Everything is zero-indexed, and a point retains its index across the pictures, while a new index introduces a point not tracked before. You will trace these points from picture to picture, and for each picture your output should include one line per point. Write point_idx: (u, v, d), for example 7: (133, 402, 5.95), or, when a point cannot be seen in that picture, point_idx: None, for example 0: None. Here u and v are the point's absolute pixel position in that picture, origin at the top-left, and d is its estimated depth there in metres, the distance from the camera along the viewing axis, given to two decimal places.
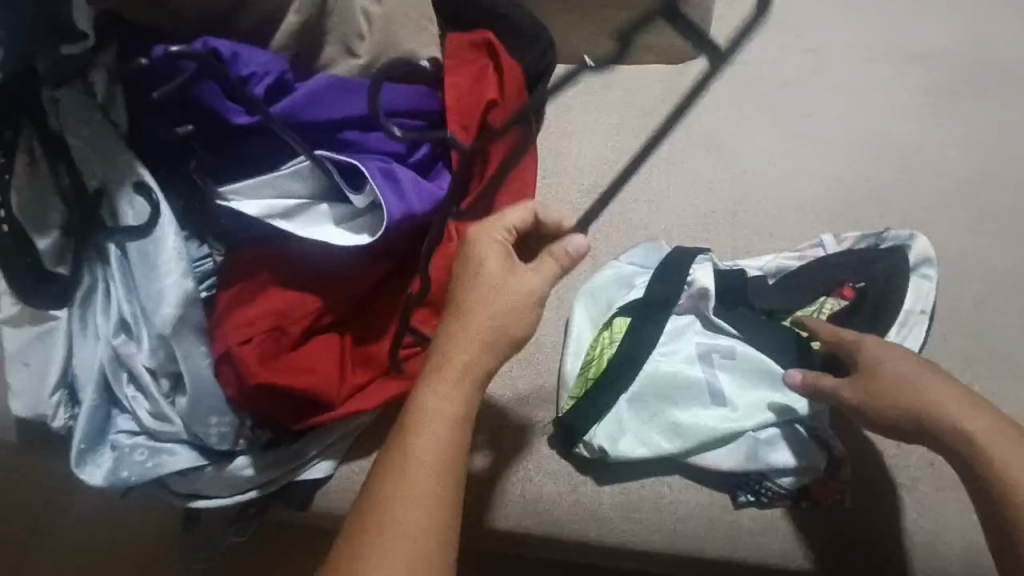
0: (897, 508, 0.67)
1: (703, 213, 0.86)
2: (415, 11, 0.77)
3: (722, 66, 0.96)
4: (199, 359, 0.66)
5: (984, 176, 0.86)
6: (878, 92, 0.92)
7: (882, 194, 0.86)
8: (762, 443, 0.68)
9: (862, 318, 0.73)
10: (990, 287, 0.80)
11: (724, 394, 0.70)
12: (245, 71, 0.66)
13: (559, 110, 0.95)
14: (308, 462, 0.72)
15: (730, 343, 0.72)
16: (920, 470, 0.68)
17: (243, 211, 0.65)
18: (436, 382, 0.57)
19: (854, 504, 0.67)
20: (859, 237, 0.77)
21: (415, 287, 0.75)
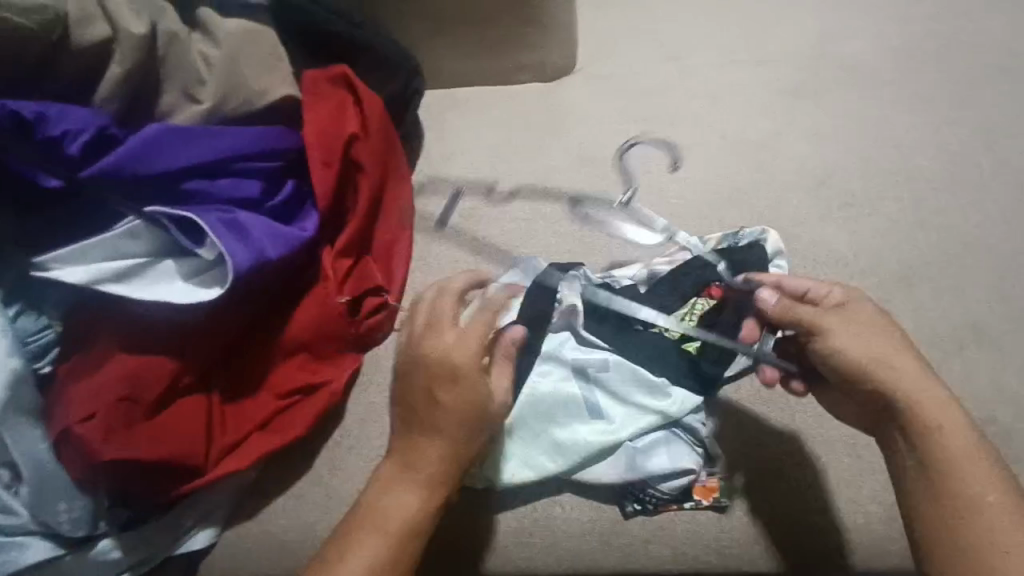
0: (780, 499, 0.68)
1: (580, 227, 0.87)
2: (257, 50, 0.74)
3: (589, 81, 0.99)
4: (35, 443, 0.61)
5: (844, 162, 0.90)
6: (735, 93, 0.96)
7: (755, 187, 0.88)
8: (642, 451, 0.69)
9: (730, 318, 0.75)
10: (859, 268, 0.82)
11: (600, 408, 0.71)
12: (57, 131, 0.62)
13: (433, 136, 0.95)
14: (186, 532, 0.68)
15: (603, 356, 0.73)
16: (797, 459, 0.69)
17: (68, 279, 0.61)
18: (401, 487, 0.62)
19: (737, 499, 0.68)
20: (720, 238, 0.82)
21: (288, 333, 0.74)
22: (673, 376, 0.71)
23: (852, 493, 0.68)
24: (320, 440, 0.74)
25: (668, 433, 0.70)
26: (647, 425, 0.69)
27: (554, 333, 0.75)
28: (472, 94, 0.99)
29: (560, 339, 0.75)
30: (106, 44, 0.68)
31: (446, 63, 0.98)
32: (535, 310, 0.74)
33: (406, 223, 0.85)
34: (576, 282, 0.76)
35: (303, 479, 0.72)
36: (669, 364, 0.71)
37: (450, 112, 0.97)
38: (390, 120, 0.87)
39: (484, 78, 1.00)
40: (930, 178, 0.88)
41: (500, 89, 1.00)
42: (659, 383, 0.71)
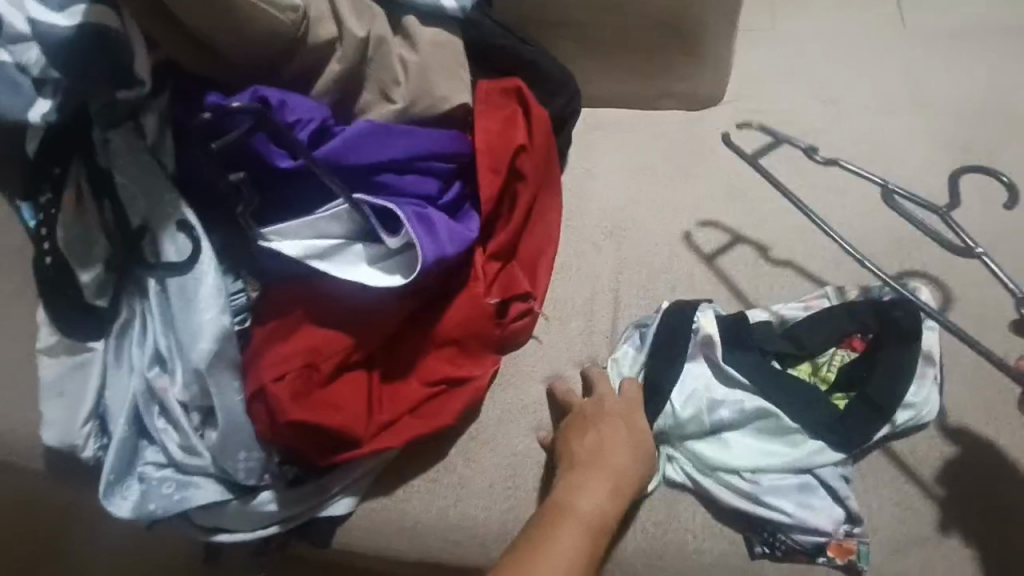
0: (923, 563, 0.67)
1: (725, 258, 0.87)
2: (446, 60, 0.80)
3: (738, 113, 0.99)
4: (231, 396, 0.67)
5: (1009, 221, 0.85)
6: (893, 138, 0.94)
7: (916, 240, 0.85)
8: (773, 489, 0.69)
9: (874, 379, 0.73)
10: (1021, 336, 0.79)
11: (732, 441, 0.72)
12: (292, 118, 0.69)
13: (581, 152, 0.97)
14: (331, 498, 0.72)
15: (741, 398, 0.73)
16: (942, 524, 0.68)
17: (284, 252, 0.67)
18: (590, 487, 0.66)
19: (877, 555, 0.68)
20: (860, 292, 0.79)
21: (443, 325, 0.77)
22: (811, 426, 0.71)
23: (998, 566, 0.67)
24: (460, 432, 0.78)
25: (804, 476, 0.70)
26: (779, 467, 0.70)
27: (690, 358, 0.76)
28: (618, 115, 1.01)
29: (698, 364, 0.75)
30: (331, 43, 0.73)
31: (602, 85, 1.00)
32: (670, 336, 0.76)
33: (556, 237, 0.88)
34: (709, 316, 0.77)
35: (439, 465, 0.76)
36: (811, 413, 0.72)
37: (596, 131, 1.00)
38: (551, 135, 0.90)
39: (637, 101, 1.01)
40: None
41: (647, 113, 1.01)
42: (794, 430, 0.71)
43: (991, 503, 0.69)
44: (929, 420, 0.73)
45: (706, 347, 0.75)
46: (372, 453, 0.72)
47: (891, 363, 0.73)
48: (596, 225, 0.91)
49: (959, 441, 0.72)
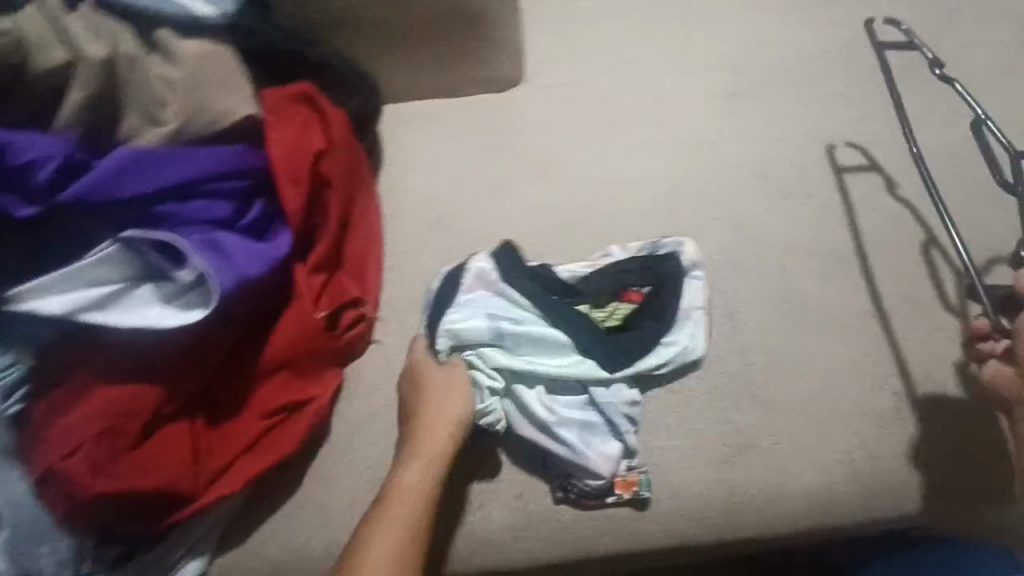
0: (750, 468, 0.75)
1: (546, 230, 0.90)
2: (220, 67, 0.73)
3: (541, 89, 1.02)
4: (13, 485, 0.59)
5: (788, 150, 0.94)
6: (681, 91, 1.00)
7: (708, 181, 0.93)
8: (562, 414, 0.76)
9: (642, 321, 0.82)
10: (815, 251, 0.87)
11: (519, 353, 0.78)
12: (25, 159, 0.63)
13: (394, 149, 0.97)
14: (173, 565, 0.67)
15: (522, 318, 0.80)
16: (762, 432, 0.76)
17: (47, 309, 0.60)
18: (412, 461, 0.71)
19: (713, 472, 0.75)
20: (641, 246, 0.87)
21: (269, 351, 0.73)
22: (583, 347, 0.79)
23: (809, 457, 0.76)
24: (311, 458, 0.74)
25: (589, 412, 0.77)
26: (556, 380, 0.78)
27: (470, 293, 0.81)
28: (425, 105, 1.01)
29: (481, 297, 0.81)
30: (66, 68, 0.69)
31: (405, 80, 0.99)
32: (450, 284, 0.82)
33: (378, 239, 0.87)
34: (483, 258, 0.83)
35: (293, 499, 0.72)
36: (584, 334, 0.79)
37: (406, 126, 0.99)
38: (355, 136, 0.87)
39: (442, 91, 1.02)
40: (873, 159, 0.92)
41: (453, 101, 1.02)
42: (561, 342, 0.79)
43: (796, 401, 0.78)
44: (701, 353, 0.80)
45: (485, 284, 0.82)
46: (209, 505, 0.67)
47: (663, 302, 0.83)
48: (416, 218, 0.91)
49: (764, 354, 0.80)
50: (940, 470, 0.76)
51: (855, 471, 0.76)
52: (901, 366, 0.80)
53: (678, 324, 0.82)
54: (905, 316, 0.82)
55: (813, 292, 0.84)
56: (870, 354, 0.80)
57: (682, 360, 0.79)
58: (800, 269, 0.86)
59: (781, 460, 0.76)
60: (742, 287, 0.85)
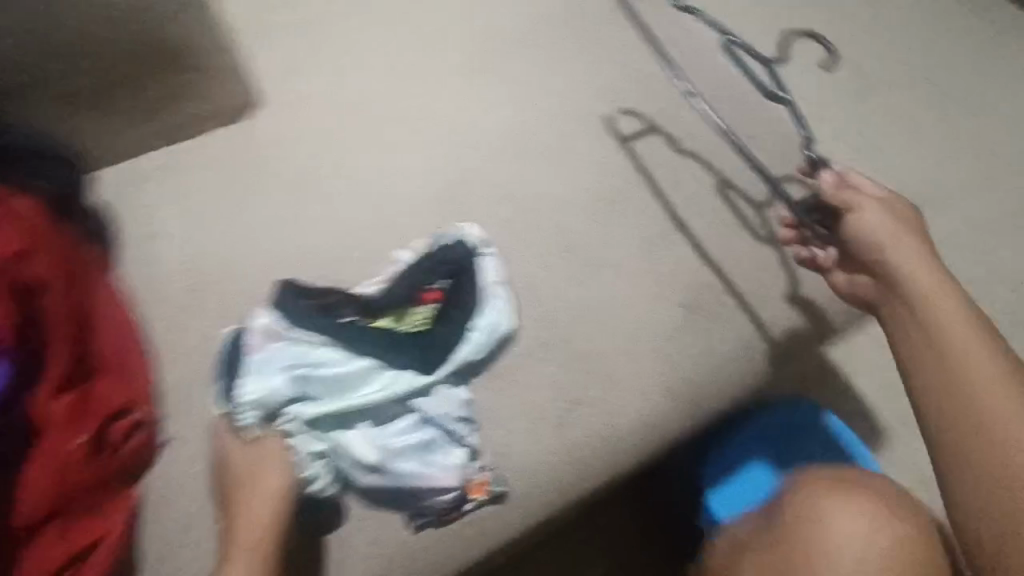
0: (586, 425, 0.78)
1: (327, 260, 0.85)
2: None
3: (286, 105, 0.93)
4: None
5: (550, 112, 0.95)
6: (434, 76, 0.97)
7: (481, 161, 0.92)
8: (393, 444, 0.73)
9: (449, 314, 0.79)
10: (593, 204, 0.91)
11: (329, 395, 0.74)
12: None
13: (131, 216, 0.84)
14: None
15: (319, 354, 0.74)
16: (588, 387, 0.79)
17: None
18: (235, 554, 0.67)
19: (553, 441, 0.77)
20: (425, 243, 0.86)
21: (21, 508, 0.62)
22: (391, 361, 0.75)
23: (635, 395, 0.80)
24: None
25: (423, 430, 0.74)
26: (375, 408, 0.74)
27: (257, 352, 0.74)
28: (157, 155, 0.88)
29: (268, 351, 0.74)
30: None
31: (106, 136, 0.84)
32: (235, 350, 0.76)
33: (132, 327, 0.75)
34: (265, 314, 0.77)
35: None
36: (389, 348, 0.75)
37: (139, 185, 0.86)
38: (60, 224, 0.75)
39: (168, 135, 0.87)
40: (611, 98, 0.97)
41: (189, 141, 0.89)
42: (367, 369, 0.75)
43: (605, 345, 0.82)
44: (508, 326, 0.80)
45: (268, 338, 0.75)
46: None
47: (460, 287, 0.81)
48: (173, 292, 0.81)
49: (565, 310, 0.84)
50: (734, 360, 0.84)
51: (670, 388, 0.81)
52: (682, 280, 0.87)
53: (483, 307, 0.81)
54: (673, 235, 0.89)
55: (591, 238, 0.88)
56: (655, 278, 0.87)
57: (492, 341, 0.79)
58: (575, 220, 0.89)
59: (608, 403, 0.80)
60: (529, 254, 0.87)
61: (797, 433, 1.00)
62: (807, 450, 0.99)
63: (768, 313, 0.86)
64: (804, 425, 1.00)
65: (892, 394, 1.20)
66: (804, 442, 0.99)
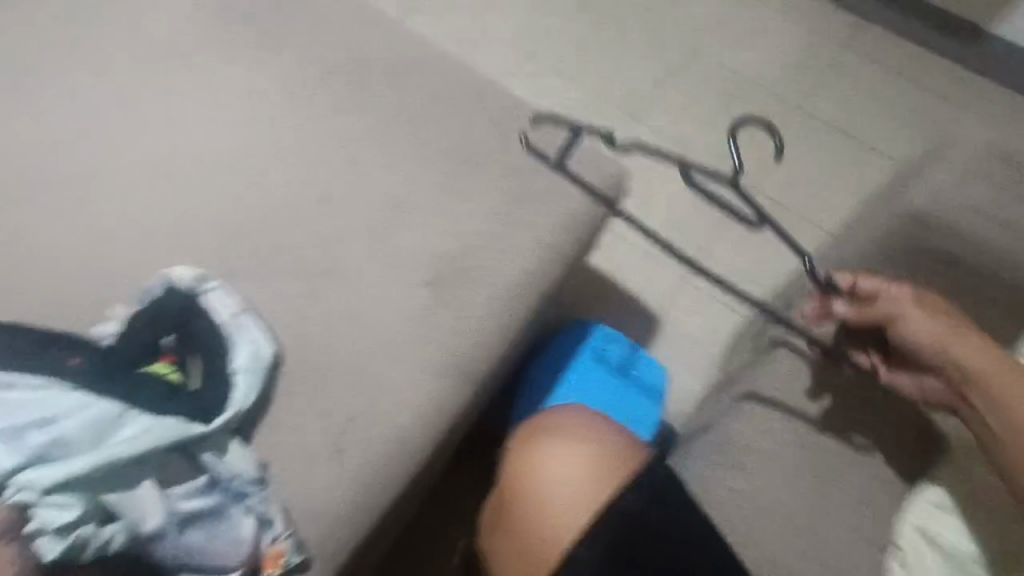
0: (372, 440, 0.75)
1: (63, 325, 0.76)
2: None
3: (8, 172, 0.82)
4: None
5: (324, 128, 0.89)
6: (184, 116, 0.88)
7: (247, 195, 0.84)
8: (172, 511, 0.66)
9: (201, 360, 0.72)
10: (377, 211, 0.85)
11: (81, 448, 0.65)
12: None
13: None
14: None
15: (69, 406, 0.66)
16: (370, 400, 0.76)
17: None
18: None
19: (336, 466, 0.73)
20: (149, 289, 0.75)
21: None
22: (152, 404, 0.68)
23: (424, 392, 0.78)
24: None
25: (210, 495, 0.68)
26: (141, 459, 0.66)
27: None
28: None
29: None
30: None
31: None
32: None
33: None
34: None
35: None
36: (145, 395, 0.68)
37: None
38: None
39: None
40: (284, 96, 0.90)
41: None
42: (117, 411, 0.67)
43: (358, 352, 0.77)
44: (272, 351, 0.75)
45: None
46: None
47: (210, 331, 0.73)
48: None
49: (305, 334, 0.78)
50: (493, 318, 0.83)
51: (439, 370, 0.79)
52: (418, 258, 0.83)
53: (233, 347, 0.73)
54: (396, 215, 0.85)
55: (310, 248, 0.82)
56: (389, 267, 0.82)
57: (260, 376, 0.73)
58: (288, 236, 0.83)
59: (378, 410, 0.76)
60: (248, 288, 0.80)
61: (576, 350, 1.05)
62: (590, 361, 1.05)
63: (512, 258, 0.86)
64: (580, 341, 1.06)
65: (650, 284, 1.35)
66: (585, 356, 1.05)
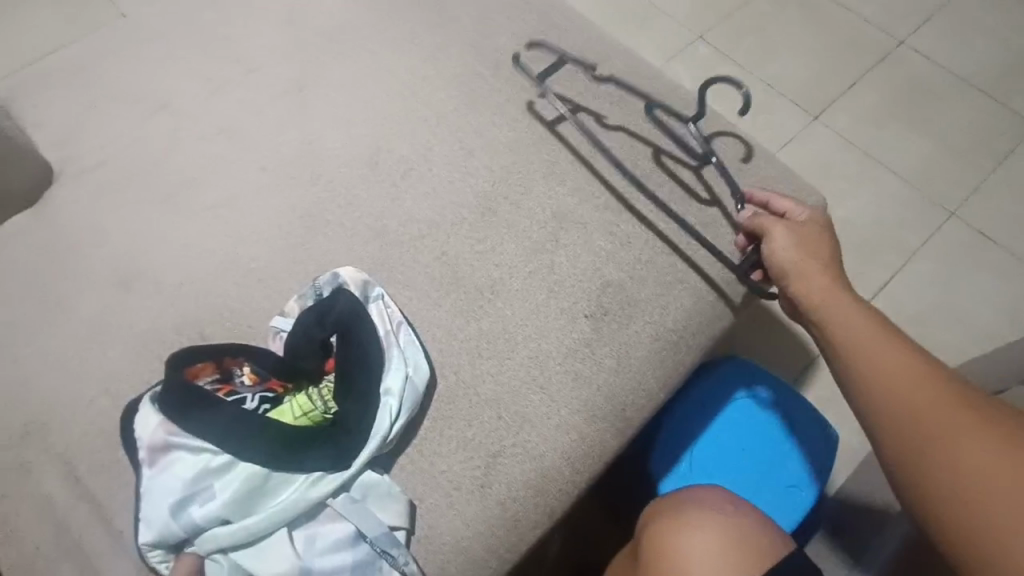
0: (528, 467, 0.69)
1: (260, 280, 0.77)
2: None
3: (252, 127, 0.87)
4: None
5: (543, 151, 0.85)
6: (407, 116, 0.88)
7: (451, 197, 0.82)
8: (320, 563, 0.59)
9: (352, 380, 0.67)
10: (578, 235, 0.80)
11: (245, 514, 0.59)
12: None
13: (81, 243, 0.80)
14: None
15: (225, 470, 0.59)
16: (536, 424, 0.71)
17: None
18: None
19: (494, 485, 0.68)
20: (303, 298, 0.74)
21: None
22: (299, 457, 0.61)
23: (589, 431, 0.72)
24: None
25: (358, 547, 0.60)
26: (301, 514, 0.60)
27: (150, 470, 0.59)
28: (109, 177, 0.84)
29: (157, 472, 0.59)
30: None
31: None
32: (133, 450, 0.62)
33: (48, 377, 0.72)
34: (150, 410, 0.61)
35: None
36: (289, 446, 0.61)
37: (93, 208, 0.82)
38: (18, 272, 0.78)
39: (144, 165, 0.84)
40: (463, 89, 0.89)
41: (149, 157, 0.85)
42: (262, 476, 0.60)
43: (530, 378, 0.72)
44: (427, 370, 0.70)
45: (157, 452, 0.60)
46: None
47: (368, 335, 0.70)
48: (5, 433, 0.69)
49: (460, 345, 0.74)
50: (655, 360, 0.76)
51: (593, 411, 0.72)
52: (584, 283, 0.77)
53: (387, 361, 0.69)
54: (571, 229, 0.80)
55: (483, 252, 0.79)
56: (550, 288, 0.77)
57: (413, 405, 0.67)
58: (452, 239, 0.80)
59: (531, 434, 0.70)
60: (406, 289, 0.76)
61: (734, 386, 0.95)
62: (751, 399, 0.95)
63: (681, 293, 0.78)
64: (738, 378, 0.96)
65: None
66: (745, 394, 0.95)
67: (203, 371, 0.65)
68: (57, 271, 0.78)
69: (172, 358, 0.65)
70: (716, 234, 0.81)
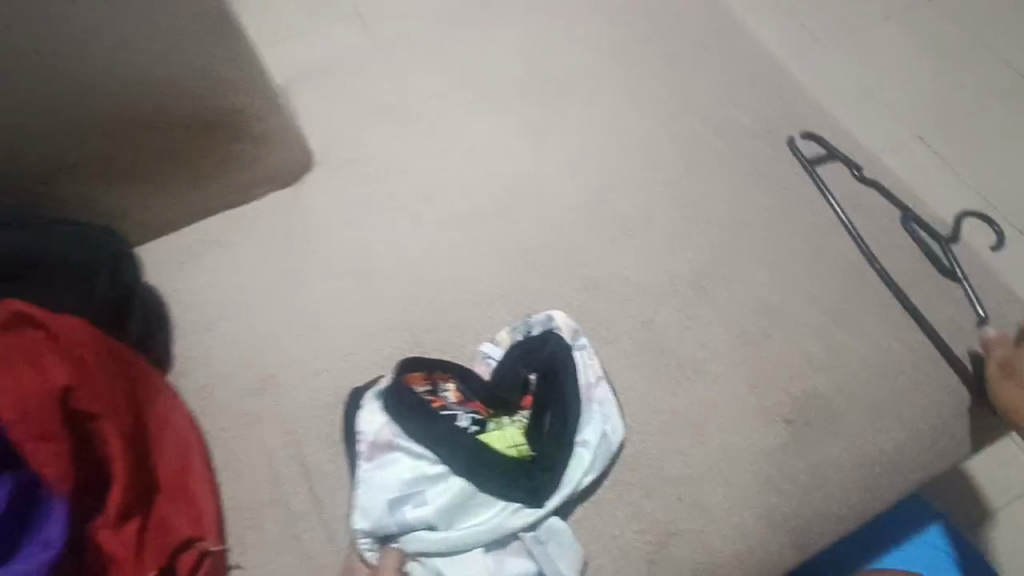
0: (703, 557, 0.68)
1: (473, 303, 0.83)
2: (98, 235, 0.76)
3: (489, 156, 0.94)
4: None
5: (764, 240, 0.84)
6: (633, 176, 0.91)
7: (663, 264, 0.84)
8: None
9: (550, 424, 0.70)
10: (787, 335, 0.78)
11: (447, 525, 0.64)
12: None
13: (328, 231, 0.90)
14: None
15: (437, 480, 0.65)
16: (718, 516, 0.69)
17: None
18: None
19: (666, 565, 0.67)
20: (511, 331, 0.78)
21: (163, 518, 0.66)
22: (500, 487, 0.65)
23: (769, 538, 0.69)
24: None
25: None
26: (492, 540, 0.64)
27: (371, 462, 0.66)
28: (360, 177, 0.94)
29: (376, 464, 0.65)
30: None
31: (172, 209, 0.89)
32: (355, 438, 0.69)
33: (284, 343, 0.81)
34: (378, 406, 0.68)
35: None
36: (493, 473, 0.65)
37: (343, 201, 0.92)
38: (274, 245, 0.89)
39: (390, 172, 0.94)
40: (692, 161, 0.91)
41: (396, 165, 0.94)
42: (467, 495, 0.64)
43: (719, 470, 0.71)
44: (620, 433, 0.72)
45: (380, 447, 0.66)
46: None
47: (572, 382, 0.72)
48: (243, 383, 0.79)
49: (652, 415, 0.74)
50: (853, 487, 0.72)
51: (778, 520, 0.70)
52: (789, 386, 0.75)
53: (585, 415, 0.71)
54: (781, 326, 0.79)
55: (687, 329, 0.79)
56: (751, 382, 0.76)
57: (603, 464, 0.69)
58: (659, 307, 0.81)
59: (711, 526, 0.69)
60: (608, 346, 0.78)
61: (916, 524, 0.86)
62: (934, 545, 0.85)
63: (891, 422, 0.74)
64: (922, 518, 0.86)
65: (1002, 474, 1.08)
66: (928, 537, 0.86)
67: (417, 380, 0.70)
68: (306, 250, 0.88)
69: (400, 363, 0.72)
70: (937, 371, 0.76)
